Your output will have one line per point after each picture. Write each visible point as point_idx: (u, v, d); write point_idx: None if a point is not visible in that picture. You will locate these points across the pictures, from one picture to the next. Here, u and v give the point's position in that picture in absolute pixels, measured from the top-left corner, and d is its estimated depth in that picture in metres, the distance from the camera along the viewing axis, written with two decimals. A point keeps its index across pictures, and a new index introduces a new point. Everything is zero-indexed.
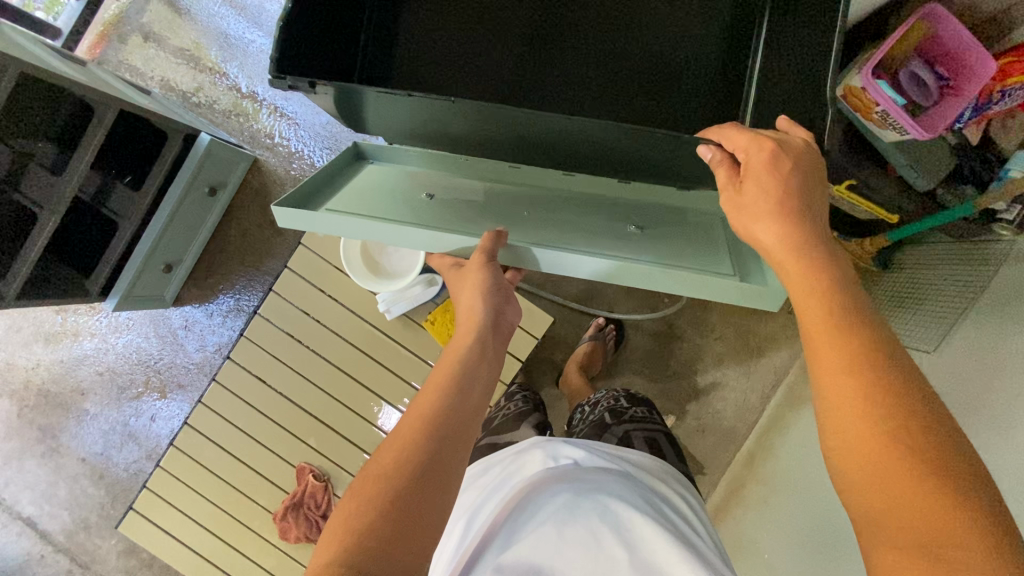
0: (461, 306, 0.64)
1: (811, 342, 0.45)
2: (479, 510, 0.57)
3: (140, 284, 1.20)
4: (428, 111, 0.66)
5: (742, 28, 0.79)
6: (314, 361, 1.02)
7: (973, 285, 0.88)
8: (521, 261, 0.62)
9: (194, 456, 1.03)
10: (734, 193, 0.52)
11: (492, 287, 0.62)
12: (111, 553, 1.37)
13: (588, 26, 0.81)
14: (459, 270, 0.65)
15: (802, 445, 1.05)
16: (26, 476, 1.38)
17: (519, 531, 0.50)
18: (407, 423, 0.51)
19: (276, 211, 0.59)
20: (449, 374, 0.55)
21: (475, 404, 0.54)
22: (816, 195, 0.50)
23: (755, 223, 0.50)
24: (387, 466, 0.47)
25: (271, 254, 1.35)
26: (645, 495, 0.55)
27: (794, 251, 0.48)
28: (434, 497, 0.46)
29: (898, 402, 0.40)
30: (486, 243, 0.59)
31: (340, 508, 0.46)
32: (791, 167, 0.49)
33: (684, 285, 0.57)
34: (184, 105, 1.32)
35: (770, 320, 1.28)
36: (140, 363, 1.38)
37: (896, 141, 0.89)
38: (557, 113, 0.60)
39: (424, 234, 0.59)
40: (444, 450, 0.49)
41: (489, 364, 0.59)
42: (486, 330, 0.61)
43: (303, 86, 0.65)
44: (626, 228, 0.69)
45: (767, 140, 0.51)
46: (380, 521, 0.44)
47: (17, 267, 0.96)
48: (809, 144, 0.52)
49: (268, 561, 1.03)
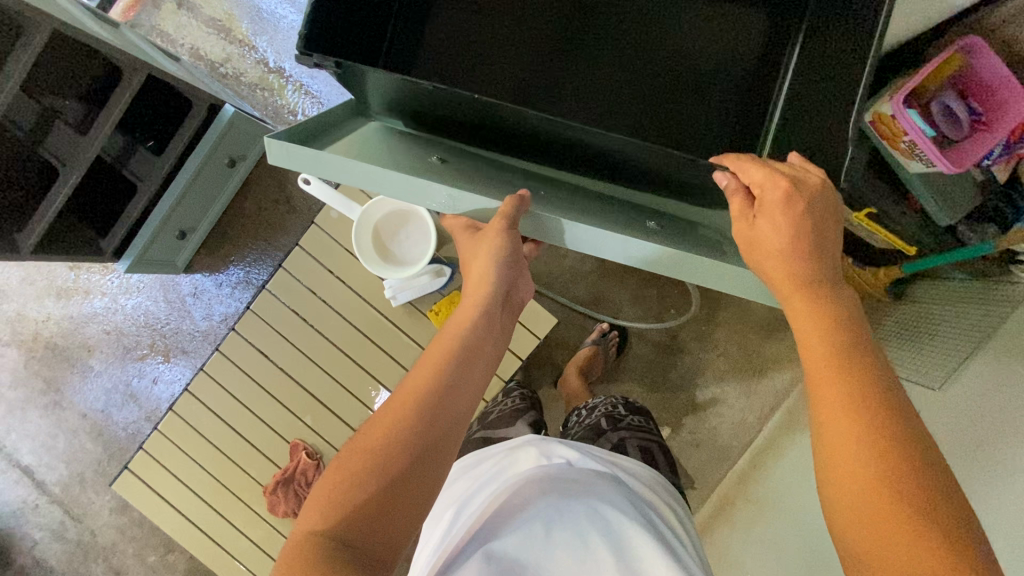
0: (473, 275, 0.61)
1: (810, 372, 0.45)
2: (467, 502, 0.57)
3: (154, 249, 1.22)
4: (446, 106, 0.67)
5: (775, 47, 0.78)
6: (317, 340, 1.03)
7: (988, 321, 0.86)
8: (543, 232, 0.61)
9: (192, 422, 1.04)
10: (747, 228, 0.50)
11: (507, 257, 0.59)
12: (103, 509, 1.41)
13: (618, 29, 0.80)
14: (474, 234, 0.62)
15: (798, 469, 1.04)
16: (27, 426, 1.41)
17: (506, 526, 0.49)
18: (401, 396, 0.50)
19: (271, 143, 0.56)
20: (452, 350, 0.53)
21: (478, 380, 0.53)
22: (829, 234, 0.49)
23: (766, 259, 0.49)
24: (378, 441, 0.47)
25: (284, 230, 1.36)
26: (636, 502, 0.55)
27: (801, 288, 0.47)
28: (421, 478, 0.46)
29: (892, 443, 0.40)
30: (507, 207, 0.58)
31: (324, 478, 0.46)
32: (806, 208, 0.48)
33: (714, 277, 0.57)
34: (211, 75, 1.33)
35: (775, 340, 1.27)
36: (147, 326, 1.40)
37: (920, 172, 0.89)
38: (578, 124, 0.62)
39: (444, 194, 0.58)
40: (439, 427, 0.48)
41: (495, 338, 0.58)
42: (494, 304, 0.59)
43: (328, 65, 0.65)
44: (644, 222, 0.67)
45: (783, 177, 0.49)
46: (366, 496, 0.44)
47: (37, 221, 0.99)
48: (826, 184, 0.50)
49: (254, 532, 1.05)
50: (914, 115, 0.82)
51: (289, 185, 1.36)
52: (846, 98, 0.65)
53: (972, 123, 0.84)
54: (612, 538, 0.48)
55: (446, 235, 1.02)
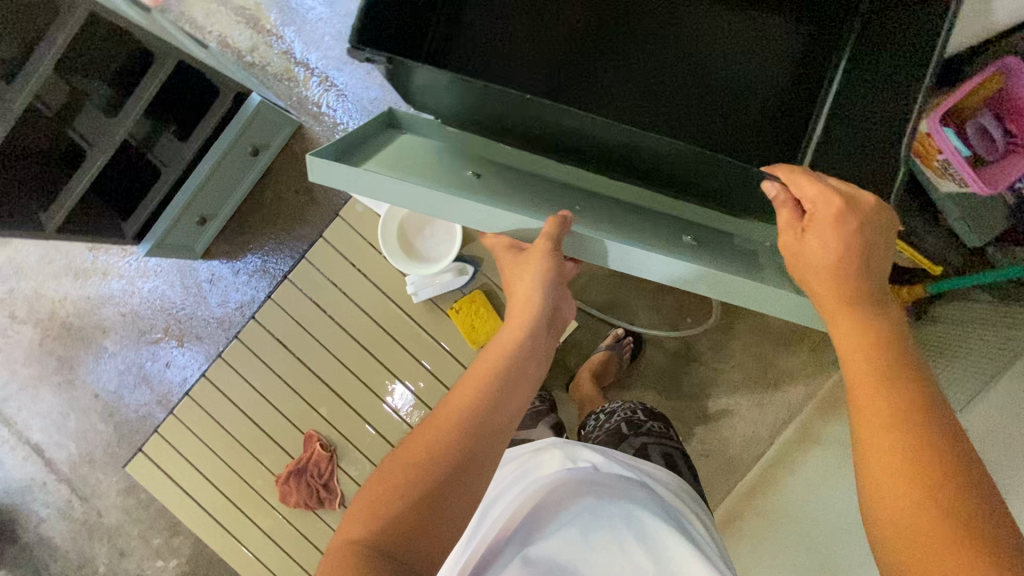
0: (516, 297, 0.60)
1: (852, 389, 0.45)
2: (495, 505, 0.58)
3: (174, 234, 1.23)
4: (491, 103, 0.66)
5: (816, 63, 0.78)
6: (335, 332, 1.03)
7: (1008, 347, 0.85)
8: (585, 251, 0.60)
9: (207, 408, 1.05)
10: (794, 241, 0.51)
11: (552, 279, 0.58)
12: (111, 490, 1.41)
13: (656, 40, 0.80)
14: (517, 254, 0.61)
15: (812, 485, 1.04)
16: (39, 404, 1.42)
17: (542, 529, 0.49)
18: (445, 413, 0.51)
19: (309, 160, 0.54)
20: (495, 366, 0.53)
21: (521, 403, 0.53)
22: (878, 253, 0.49)
23: (813, 275, 0.49)
24: (421, 455, 0.48)
25: (304, 221, 1.37)
26: (665, 509, 0.55)
27: (845, 307, 0.47)
28: (460, 496, 0.46)
29: (935, 459, 0.39)
30: (551, 228, 0.56)
31: (367, 488, 0.47)
32: (857, 227, 0.48)
33: (749, 298, 0.57)
34: (238, 64, 1.33)
35: (791, 354, 1.26)
36: (162, 310, 1.41)
37: (951, 191, 0.89)
38: (630, 126, 0.61)
39: (481, 212, 0.56)
40: (481, 445, 0.49)
41: (539, 361, 0.57)
42: (540, 324, 0.58)
43: (381, 60, 0.63)
44: (680, 237, 0.66)
45: (836, 195, 0.49)
46: (406, 511, 0.45)
47: (61, 201, 1.00)
48: (881, 206, 0.50)
49: (264, 521, 1.05)
50: (950, 133, 0.82)
51: (310, 175, 1.36)
52: None
53: (1006, 146, 0.84)
54: (648, 545, 0.48)
55: (471, 233, 1.02)
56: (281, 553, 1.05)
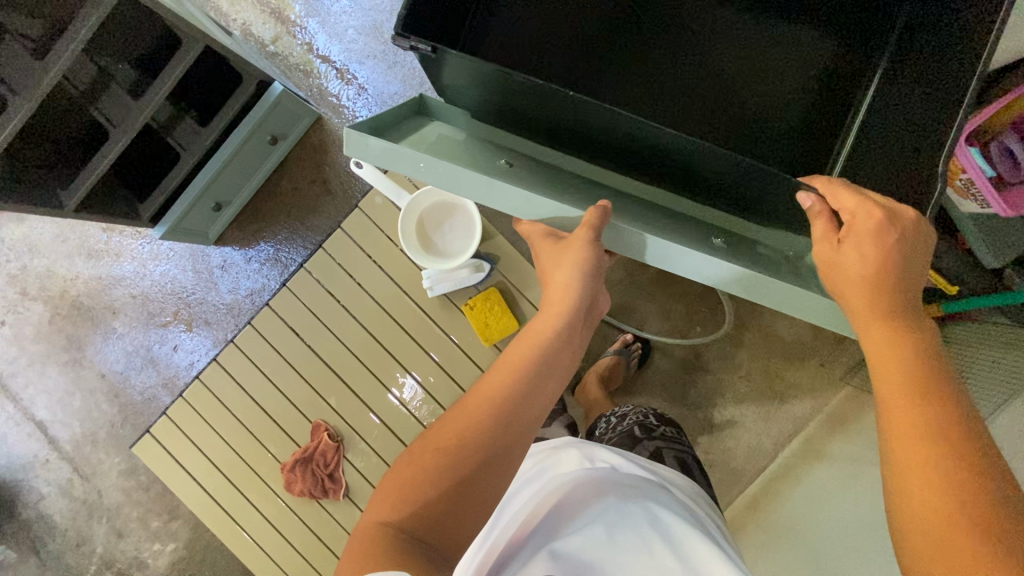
0: (553, 285, 0.64)
1: (883, 404, 0.46)
2: (516, 499, 0.60)
3: (190, 218, 1.24)
4: (524, 99, 0.65)
5: (846, 77, 0.78)
6: (348, 323, 1.03)
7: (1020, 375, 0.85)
8: (625, 246, 0.62)
9: (216, 393, 1.05)
10: (829, 251, 0.51)
11: (591, 269, 0.61)
12: (112, 471, 1.42)
13: (687, 46, 0.80)
14: (555, 242, 0.64)
15: (817, 500, 1.03)
16: (45, 381, 1.43)
17: (565, 522, 0.50)
18: (474, 404, 0.56)
19: (348, 133, 0.55)
20: (526, 361, 0.58)
21: (551, 394, 0.58)
22: (915, 268, 0.49)
23: (846, 287, 0.50)
24: (449, 441, 0.53)
25: (318, 212, 1.37)
26: (685, 511, 0.56)
27: (881, 320, 0.48)
28: (487, 485, 0.51)
29: (968, 475, 0.40)
30: (592, 217, 0.60)
31: (401, 473, 0.53)
32: (895, 240, 0.48)
33: (778, 301, 0.59)
34: (261, 53, 1.34)
35: (799, 367, 1.26)
36: (173, 293, 1.41)
37: (973, 213, 0.89)
38: (666, 129, 0.60)
39: (518, 196, 0.58)
40: (505, 439, 0.53)
41: (572, 352, 0.62)
42: (575, 318, 0.62)
43: (424, 49, 0.63)
44: (710, 239, 0.67)
45: (877, 207, 0.49)
46: (437, 495, 0.50)
47: (81, 181, 1.00)
48: (919, 219, 0.50)
49: (267, 508, 1.05)
50: (976, 153, 0.81)
51: (327, 167, 1.37)
52: (921, 134, 0.64)
53: None
54: (671, 544, 0.48)
55: (489, 230, 1.02)
56: (283, 540, 1.05)
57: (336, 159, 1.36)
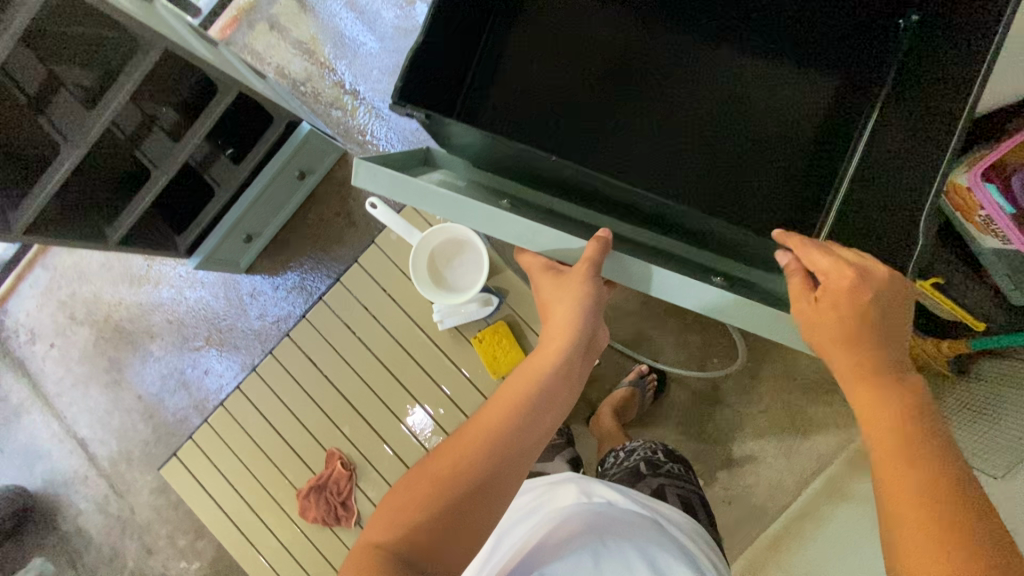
0: (556, 319, 0.67)
1: (876, 459, 0.45)
2: (513, 533, 0.61)
3: (222, 250, 1.31)
4: (519, 153, 0.69)
5: (844, 116, 0.80)
6: (363, 353, 1.07)
7: None
8: (621, 273, 0.65)
9: (239, 418, 1.10)
10: (808, 307, 0.51)
11: (590, 303, 0.64)
12: (144, 489, 1.48)
13: (681, 95, 0.83)
14: (556, 275, 0.67)
15: (839, 544, 0.99)
16: (88, 401, 1.52)
17: (552, 561, 0.51)
18: (472, 432, 0.57)
19: (358, 166, 0.58)
20: (525, 393, 0.60)
21: (547, 426, 0.59)
22: (898, 321, 0.49)
23: (829, 342, 0.49)
24: (445, 469, 0.55)
25: (342, 243, 1.43)
26: (679, 550, 0.56)
27: (866, 374, 0.48)
28: (480, 514, 0.52)
29: (963, 541, 0.39)
30: (592, 251, 0.62)
31: (396, 497, 0.54)
32: (871, 299, 0.48)
33: (774, 331, 0.60)
34: (293, 93, 1.43)
35: (821, 403, 1.22)
36: (205, 320, 1.49)
37: (995, 248, 0.86)
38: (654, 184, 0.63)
39: (524, 227, 0.61)
40: (499, 468, 0.54)
41: (571, 387, 0.63)
42: (574, 351, 0.64)
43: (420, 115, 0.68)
44: (711, 277, 0.68)
45: (848, 267, 0.49)
46: (429, 523, 0.51)
47: (127, 217, 1.08)
48: (894, 275, 0.50)
49: (283, 533, 1.08)
50: (994, 189, 0.80)
51: (351, 200, 1.43)
52: (918, 164, 0.64)
53: None
54: None
55: (500, 264, 1.05)
56: (297, 566, 1.07)
57: (359, 193, 1.42)
